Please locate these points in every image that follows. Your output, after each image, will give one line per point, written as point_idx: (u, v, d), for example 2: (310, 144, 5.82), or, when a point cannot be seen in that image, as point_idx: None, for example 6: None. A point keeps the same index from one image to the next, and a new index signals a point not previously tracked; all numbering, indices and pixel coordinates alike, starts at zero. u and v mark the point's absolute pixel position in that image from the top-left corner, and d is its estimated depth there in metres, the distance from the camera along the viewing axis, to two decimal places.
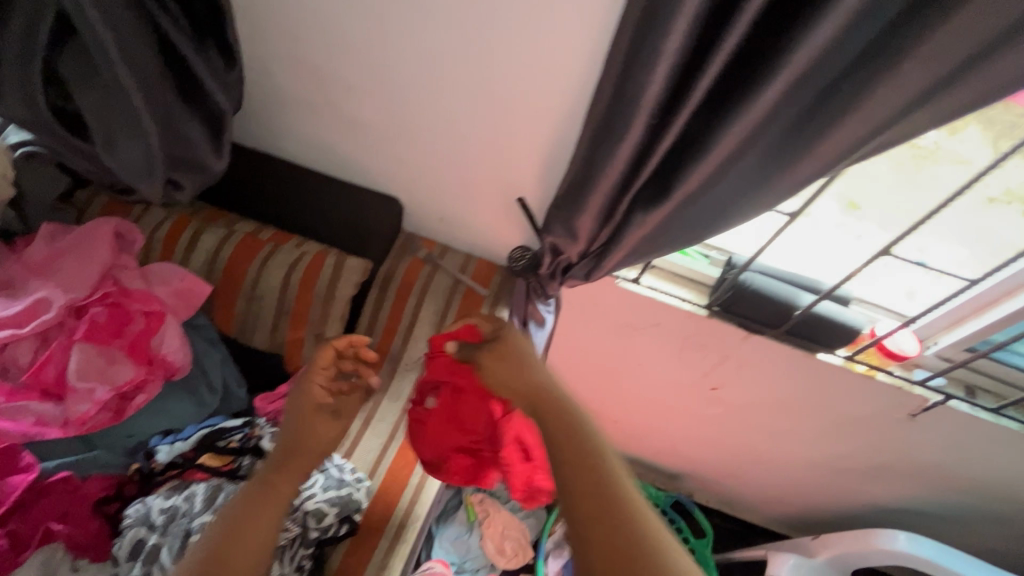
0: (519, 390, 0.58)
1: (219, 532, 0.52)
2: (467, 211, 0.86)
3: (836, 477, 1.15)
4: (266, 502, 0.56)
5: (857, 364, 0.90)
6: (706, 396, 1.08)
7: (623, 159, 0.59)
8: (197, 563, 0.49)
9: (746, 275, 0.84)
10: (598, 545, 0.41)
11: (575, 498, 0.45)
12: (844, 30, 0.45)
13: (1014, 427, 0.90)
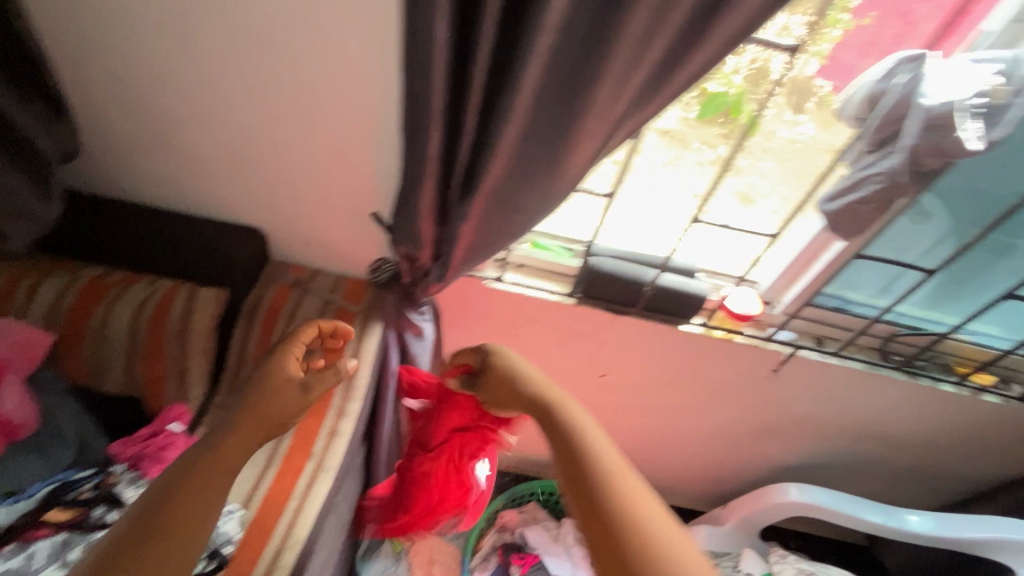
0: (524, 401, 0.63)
1: (157, 497, 0.48)
2: (329, 232, 0.89)
3: (734, 442, 1.22)
4: (212, 477, 0.50)
5: (716, 329, 0.98)
6: (598, 383, 1.13)
7: (434, 160, 0.65)
8: (138, 520, 0.46)
9: (598, 259, 0.91)
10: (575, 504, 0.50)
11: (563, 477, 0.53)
12: (568, 26, 0.52)
13: (858, 367, 0.99)
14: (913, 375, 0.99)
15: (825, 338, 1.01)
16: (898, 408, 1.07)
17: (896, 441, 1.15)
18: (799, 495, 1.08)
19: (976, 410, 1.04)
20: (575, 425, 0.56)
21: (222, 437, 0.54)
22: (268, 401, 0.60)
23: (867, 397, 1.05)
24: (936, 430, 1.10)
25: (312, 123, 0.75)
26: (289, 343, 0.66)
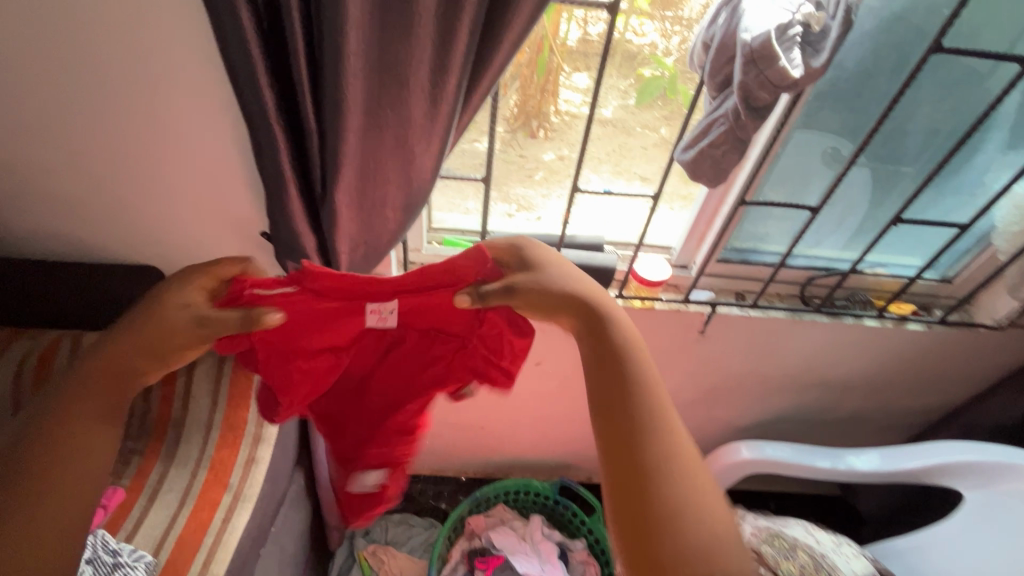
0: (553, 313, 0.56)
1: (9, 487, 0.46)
2: (225, 259, 0.88)
3: (686, 410, 1.22)
4: (75, 439, 0.49)
5: (636, 300, 0.98)
6: (536, 371, 1.12)
7: (287, 168, 0.64)
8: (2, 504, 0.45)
9: None
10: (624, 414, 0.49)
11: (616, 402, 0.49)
12: (373, 14, 0.52)
13: (782, 316, 1.00)
14: (837, 316, 1.01)
15: (744, 292, 1.04)
16: (831, 351, 1.07)
17: (840, 384, 1.15)
18: (749, 453, 1.07)
19: (906, 341, 1.05)
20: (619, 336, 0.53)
21: (81, 393, 0.51)
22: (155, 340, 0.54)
23: (799, 344, 1.06)
24: (875, 367, 1.11)
25: (177, 150, 0.74)
26: (192, 277, 0.58)
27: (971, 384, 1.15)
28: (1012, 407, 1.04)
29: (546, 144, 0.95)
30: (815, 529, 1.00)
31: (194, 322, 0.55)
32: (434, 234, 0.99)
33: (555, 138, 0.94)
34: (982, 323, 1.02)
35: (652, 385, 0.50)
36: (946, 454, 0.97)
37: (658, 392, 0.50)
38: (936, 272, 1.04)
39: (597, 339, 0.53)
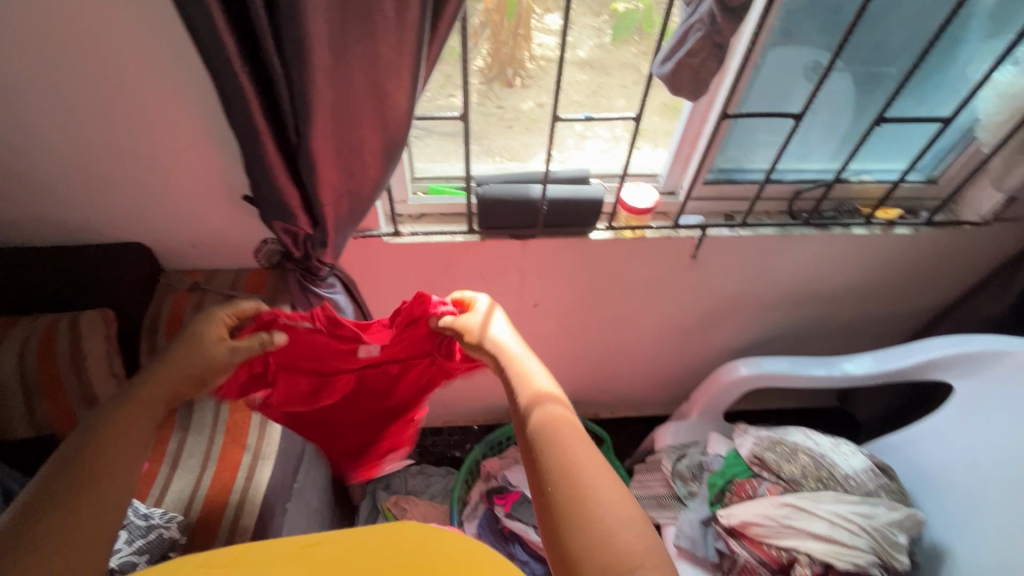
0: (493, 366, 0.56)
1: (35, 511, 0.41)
2: (211, 230, 0.87)
3: (684, 337, 1.25)
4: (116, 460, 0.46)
5: (626, 230, 0.98)
6: (534, 313, 1.14)
7: (259, 121, 0.63)
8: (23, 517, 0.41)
9: (486, 189, 0.91)
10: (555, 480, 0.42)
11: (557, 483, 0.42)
12: None
13: (771, 232, 1.01)
14: (824, 228, 1.02)
15: (732, 213, 1.04)
16: (822, 264, 1.09)
17: (832, 296, 1.18)
18: (747, 370, 1.11)
19: (896, 246, 1.06)
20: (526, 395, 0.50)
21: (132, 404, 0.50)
22: (191, 373, 0.56)
23: (790, 260, 1.07)
24: (865, 276, 1.13)
25: (142, 115, 0.72)
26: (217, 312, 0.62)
27: (959, 283, 1.18)
28: (1000, 299, 1.08)
29: (524, 94, 0.93)
30: (814, 433, 1.04)
31: (227, 357, 0.59)
32: (417, 184, 0.97)
33: (533, 87, 0.92)
34: (967, 220, 1.03)
35: (565, 454, 0.43)
36: (937, 349, 1.00)
37: (569, 460, 0.43)
38: (920, 173, 1.04)
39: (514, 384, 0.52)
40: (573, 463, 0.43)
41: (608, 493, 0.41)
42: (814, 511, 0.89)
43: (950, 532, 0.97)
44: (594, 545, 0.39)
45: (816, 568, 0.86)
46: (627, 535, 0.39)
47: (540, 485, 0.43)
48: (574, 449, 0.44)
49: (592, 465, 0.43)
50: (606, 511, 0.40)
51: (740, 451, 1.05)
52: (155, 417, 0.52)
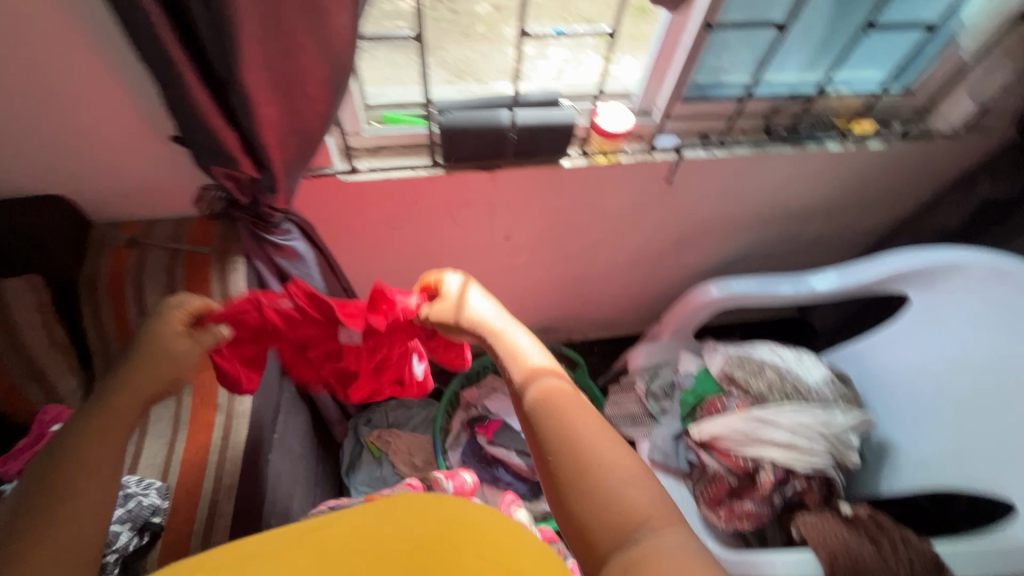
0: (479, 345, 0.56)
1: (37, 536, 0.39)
2: (140, 177, 0.78)
3: (656, 261, 1.25)
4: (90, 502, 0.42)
5: (599, 156, 0.93)
6: (505, 247, 1.11)
7: (175, 49, 0.53)
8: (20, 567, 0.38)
9: (447, 116, 0.82)
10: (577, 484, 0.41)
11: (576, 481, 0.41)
12: None
13: (746, 152, 0.97)
14: (800, 145, 0.99)
15: (708, 132, 0.99)
16: (794, 182, 1.08)
17: (801, 214, 1.18)
18: (718, 292, 1.13)
19: (867, 160, 1.05)
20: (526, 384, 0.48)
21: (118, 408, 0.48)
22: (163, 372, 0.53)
23: (764, 180, 1.05)
24: (834, 193, 1.13)
25: (30, 41, 0.60)
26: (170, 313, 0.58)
27: (922, 195, 1.20)
28: (959, 210, 1.11)
29: None
30: (780, 348, 1.09)
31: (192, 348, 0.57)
32: (371, 113, 0.88)
33: None
34: (938, 131, 1.02)
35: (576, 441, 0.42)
36: (900, 264, 1.02)
37: (582, 446, 0.42)
38: (898, 85, 1.01)
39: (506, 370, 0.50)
40: (578, 435, 0.43)
41: (619, 462, 0.42)
42: (777, 422, 0.95)
43: (898, 429, 1.06)
44: (618, 538, 0.39)
45: (778, 472, 0.93)
46: (636, 491, 0.40)
47: (542, 448, 0.44)
48: (567, 412, 0.44)
49: (590, 424, 0.44)
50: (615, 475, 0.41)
51: (710, 369, 1.09)
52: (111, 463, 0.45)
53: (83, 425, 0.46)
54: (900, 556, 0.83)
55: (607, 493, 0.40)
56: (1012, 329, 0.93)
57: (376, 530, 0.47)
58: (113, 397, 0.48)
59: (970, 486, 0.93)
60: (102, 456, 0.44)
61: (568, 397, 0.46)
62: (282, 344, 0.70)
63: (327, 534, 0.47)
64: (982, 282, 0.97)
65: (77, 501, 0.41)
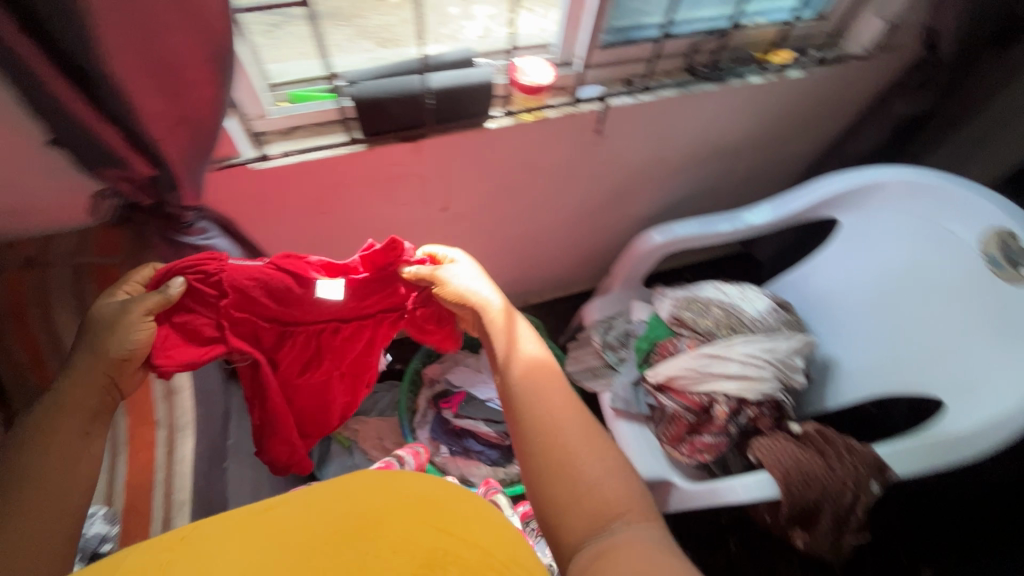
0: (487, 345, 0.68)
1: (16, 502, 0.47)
2: (24, 190, 0.71)
3: (599, 214, 1.25)
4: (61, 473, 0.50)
5: (526, 113, 0.91)
6: (444, 218, 1.08)
7: (18, 39, 0.48)
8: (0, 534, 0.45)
9: (357, 88, 0.77)
10: (552, 473, 0.53)
11: (550, 471, 0.53)
12: None
13: (672, 94, 0.97)
14: (723, 81, 0.99)
15: (631, 78, 0.98)
16: (723, 119, 1.08)
17: (733, 151, 1.20)
18: (661, 237, 1.14)
19: (790, 90, 1.07)
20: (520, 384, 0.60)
21: (76, 392, 0.56)
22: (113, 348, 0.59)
23: (692, 121, 1.05)
24: (761, 127, 1.15)
25: None
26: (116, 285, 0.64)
27: (843, 119, 1.24)
28: (879, 130, 1.16)
29: None
30: (724, 286, 1.12)
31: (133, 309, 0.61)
32: (278, 92, 0.82)
33: None
34: (853, 54, 1.05)
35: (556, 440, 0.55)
36: (827, 188, 1.05)
37: (561, 446, 0.54)
38: (811, 11, 1.02)
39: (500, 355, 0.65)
40: (565, 436, 0.55)
41: (598, 464, 0.53)
42: (727, 355, 0.99)
43: (837, 345, 1.12)
44: (580, 516, 0.51)
45: (732, 404, 0.97)
46: (610, 491, 0.52)
47: (523, 436, 0.57)
48: (553, 409, 0.58)
49: (570, 431, 0.56)
50: (593, 473, 0.53)
51: (660, 315, 1.12)
52: (87, 437, 0.54)
53: (54, 421, 0.53)
54: (847, 464, 0.87)
55: (585, 485, 0.52)
56: (932, 238, 0.98)
57: (329, 504, 0.44)
58: (79, 391, 0.56)
59: (901, 390, 0.99)
60: (74, 449, 0.52)
61: (564, 403, 0.59)
62: (265, 306, 0.71)
63: (278, 511, 0.43)
64: (902, 196, 1.01)
65: (46, 477, 0.49)
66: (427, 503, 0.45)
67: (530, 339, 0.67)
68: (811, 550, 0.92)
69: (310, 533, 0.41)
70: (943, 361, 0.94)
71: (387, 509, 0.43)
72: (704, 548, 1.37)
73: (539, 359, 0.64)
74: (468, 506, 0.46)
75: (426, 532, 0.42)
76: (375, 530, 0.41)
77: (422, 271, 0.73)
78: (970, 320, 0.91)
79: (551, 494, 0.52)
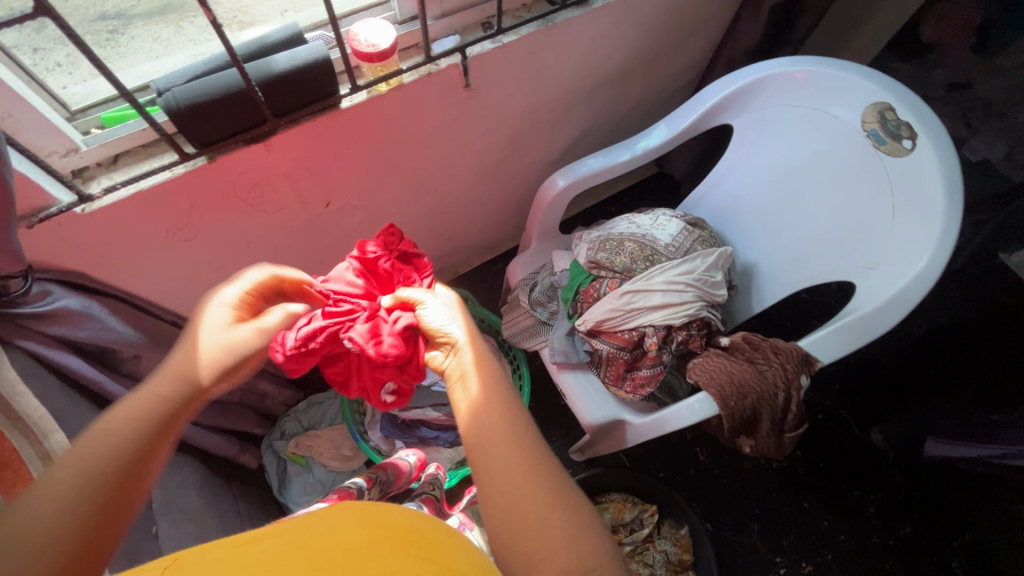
0: (455, 374, 0.65)
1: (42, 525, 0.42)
2: None
3: (500, 170, 1.19)
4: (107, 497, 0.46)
5: (380, 84, 0.82)
6: (334, 212, 1.01)
7: None
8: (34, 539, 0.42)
9: (168, 96, 0.67)
10: (512, 525, 0.51)
11: (508, 525, 0.51)
12: None
13: (535, 29, 0.89)
14: (585, 3, 0.92)
15: (489, 20, 0.90)
16: (599, 45, 1.02)
17: (620, 76, 1.15)
18: (565, 181, 1.09)
19: (659, 0, 1.01)
20: (482, 419, 0.57)
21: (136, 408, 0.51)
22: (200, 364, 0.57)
23: (567, 53, 0.99)
24: (643, 43, 1.10)
25: None
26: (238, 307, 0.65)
27: (723, 18, 1.20)
28: (756, 24, 1.13)
29: None
30: (635, 217, 1.10)
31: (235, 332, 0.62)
32: (85, 119, 0.72)
33: None
34: None
35: (518, 488, 0.51)
36: (714, 96, 1.03)
37: (523, 496, 0.51)
38: None
39: (462, 385, 0.62)
40: (535, 500, 0.51)
41: (564, 522, 0.50)
42: (648, 288, 0.97)
43: (754, 251, 1.13)
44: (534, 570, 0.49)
45: (661, 332, 0.97)
46: (571, 553, 0.49)
47: (479, 475, 0.54)
48: (511, 467, 0.53)
49: (533, 480, 0.52)
50: (563, 534, 0.49)
51: (580, 260, 1.09)
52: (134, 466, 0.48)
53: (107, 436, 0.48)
54: (775, 366, 0.90)
55: (552, 546, 0.49)
56: (819, 126, 0.98)
57: (313, 537, 0.38)
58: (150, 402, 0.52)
59: (816, 281, 1.00)
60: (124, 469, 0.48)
61: (531, 456, 0.54)
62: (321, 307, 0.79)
63: (265, 544, 0.38)
64: (783, 89, 1.00)
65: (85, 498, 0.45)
66: (408, 530, 0.41)
67: (500, 380, 0.62)
68: (759, 452, 0.97)
69: (294, 564, 0.35)
70: (848, 245, 0.95)
71: (371, 537, 0.39)
72: (674, 465, 1.43)
73: (506, 407, 0.58)
74: (449, 540, 0.42)
75: (407, 560, 0.37)
76: (360, 559, 0.36)
77: (405, 294, 0.73)
78: (868, 199, 0.92)
79: (519, 553, 0.49)
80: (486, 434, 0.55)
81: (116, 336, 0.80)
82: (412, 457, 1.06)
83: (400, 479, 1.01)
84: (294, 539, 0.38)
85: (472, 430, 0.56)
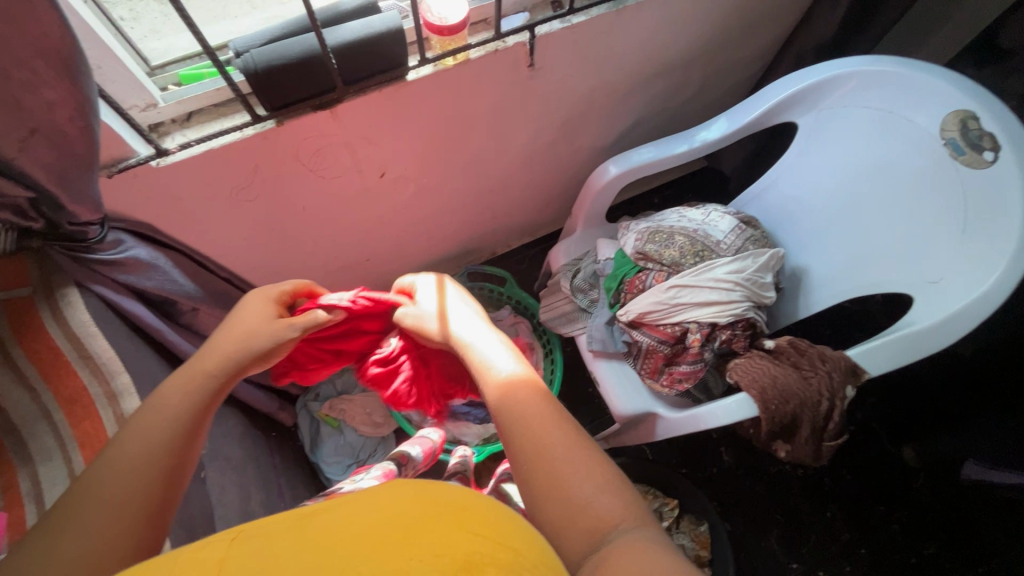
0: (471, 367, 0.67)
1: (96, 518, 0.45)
2: None
3: (551, 153, 1.18)
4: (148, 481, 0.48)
5: (447, 58, 0.82)
6: (387, 184, 1.02)
7: None
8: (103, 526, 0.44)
9: (247, 58, 0.68)
10: (542, 486, 0.51)
11: (537, 485, 0.52)
12: None
13: (605, 11, 0.87)
14: None
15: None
16: (666, 31, 1.00)
17: (684, 64, 1.12)
18: (617, 168, 1.07)
19: None
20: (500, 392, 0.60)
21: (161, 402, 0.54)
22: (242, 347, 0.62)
23: (634, 37, 0.97)
24: (710, 32, 1.07)
25: None
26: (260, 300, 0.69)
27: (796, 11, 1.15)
28: (833, 18, 1.09)
29: None
30: (687, 211, 1.08)
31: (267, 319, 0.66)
32: (163, 75, 0.73)
33: None
34: None
35: (539, 445, 0.53)
36: (780, 92, 1.00)
37: (546, 452, 0.53)
38: None
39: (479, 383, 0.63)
40: (557, 451, 0.53)
41: (590, 474, 0.51)
42: (694, 284, 0.96)
43: (806, 255, 1.10)
44: (564, 525, 0.49)
45: (705, 330, 0.96)
46: (605, 501, 0.49)
47: (506, 439, 0.56)
48: (535, 419, 0.55)
49: (554, 434, 0.54)
50: (581, 493, 0.50)
51: (626, 250, 1.08)
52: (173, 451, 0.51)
53: (145, 429, 0.51)
54: (821, 373, 0.88)
55: (584, 494, 0.50)
56: (891, 130, 0.94)
57: (366, 514, 0.36)
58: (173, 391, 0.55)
59: (872, 290, 0.97)
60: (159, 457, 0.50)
61: (550, 416, 0.56)
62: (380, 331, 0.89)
63: (320, 520, 0.36)
64: (854, 89, 0.96)
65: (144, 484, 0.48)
66: (463, 510, 0.38)
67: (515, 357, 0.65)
68: (794, 458, 0.97)
69: (348, 545, 0.33)
70: (910, 257, 0.92)
71: (424, 516, 0.36)
72: (698, 463, 1.43)
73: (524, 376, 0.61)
74: (508, 525, 0.39)
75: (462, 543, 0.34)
76: (414, 539, 0.34)
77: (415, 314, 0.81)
78: (936, 210, 0.88)
79: (544, 519, 0.50)
80: (506, 401, 0.58)
81: (178, 288, 0.83)
82: (435, 436, 1.09)
83: (425, 459, 1.03)
84: (350, 516, 0.36)
85: (497, 405, 0.59)
